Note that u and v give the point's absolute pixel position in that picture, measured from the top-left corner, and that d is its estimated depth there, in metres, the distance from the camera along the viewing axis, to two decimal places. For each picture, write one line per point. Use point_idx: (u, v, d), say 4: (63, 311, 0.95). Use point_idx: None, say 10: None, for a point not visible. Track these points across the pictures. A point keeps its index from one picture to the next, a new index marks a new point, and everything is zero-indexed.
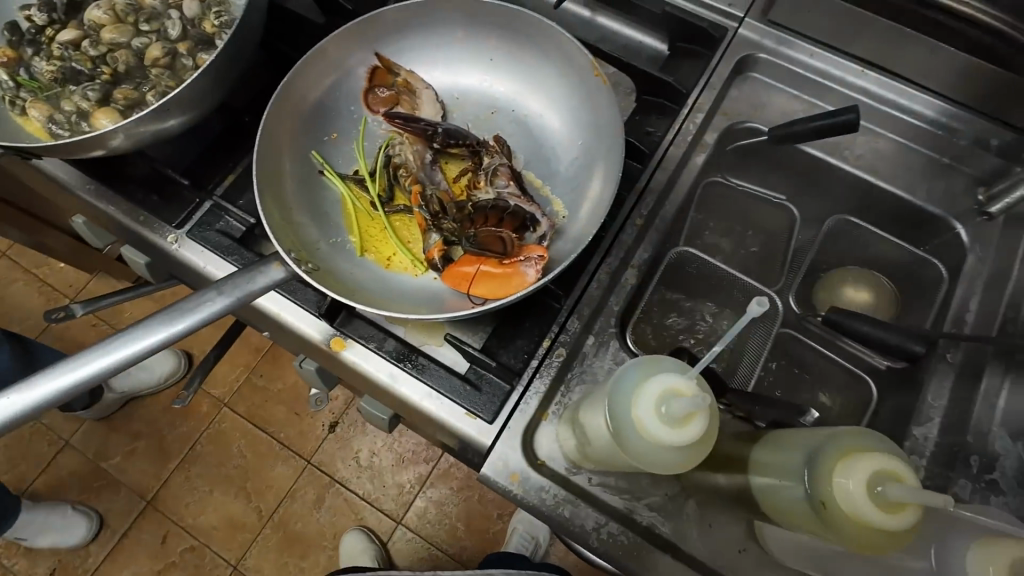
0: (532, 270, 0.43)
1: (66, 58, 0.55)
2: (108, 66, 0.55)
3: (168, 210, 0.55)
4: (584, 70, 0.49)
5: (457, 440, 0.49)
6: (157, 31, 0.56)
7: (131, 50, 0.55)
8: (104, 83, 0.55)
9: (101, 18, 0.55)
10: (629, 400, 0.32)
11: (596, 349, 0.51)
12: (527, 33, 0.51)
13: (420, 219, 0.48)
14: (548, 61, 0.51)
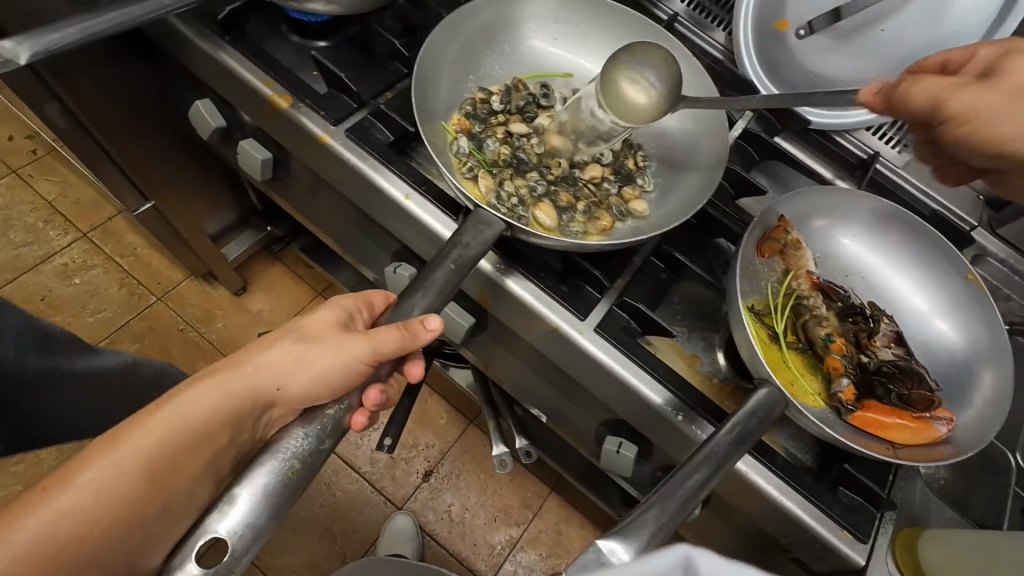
0: (946, 429, 0.54)
1: (513, 147, 0.65)
2: (551, 168, 0.64)
3: (577, 301, 0.61)
4: (945, 266, 0.63)
5: (824, 555, 0.58)
6: (590, 152, 0.67)
7: (568, 160, 0.66)
8: (544, 182, 0.63)
9: (550, 127, 0.67)
10: None
11: (911, 483, 0.64)
12: (894, 224, 0.64)
13: (833, 363, 0.58)
14: (910, 249, 0.64)
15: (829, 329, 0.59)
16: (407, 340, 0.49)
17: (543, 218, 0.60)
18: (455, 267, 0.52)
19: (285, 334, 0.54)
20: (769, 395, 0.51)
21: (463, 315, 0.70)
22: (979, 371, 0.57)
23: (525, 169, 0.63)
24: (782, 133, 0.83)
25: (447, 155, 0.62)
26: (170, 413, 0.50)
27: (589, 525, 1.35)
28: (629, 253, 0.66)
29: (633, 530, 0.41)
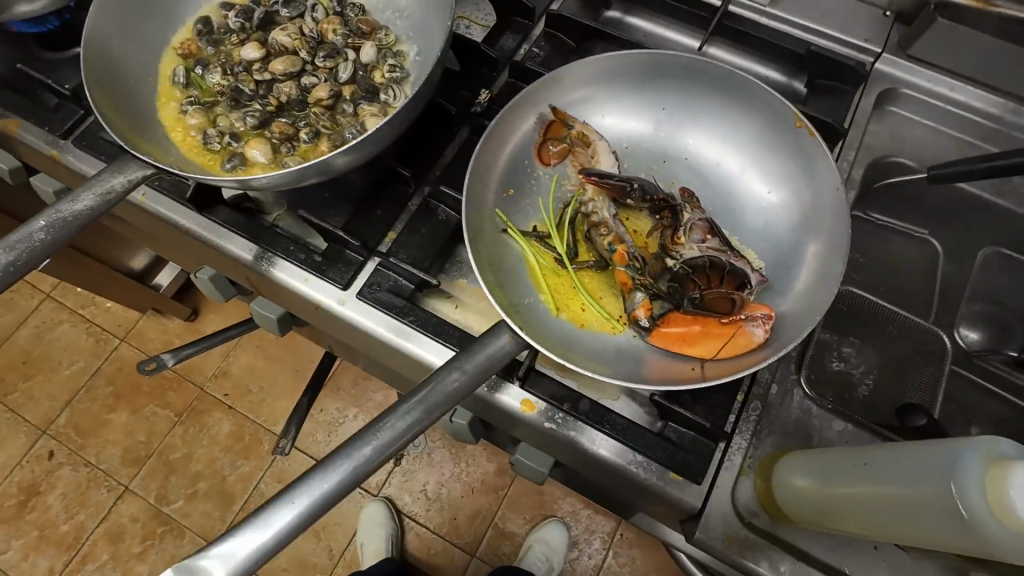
0: (762, 330, 0.42)
1: (238, 75, 0.56)
2: (275, 97, 0.54)
3: (334, 269, 0.54)
4: (777, 120, 0.49)
5: (658, 501, 0.48)
6: (329, 69, 0.55)
7: (298, 83, 0.55)
8: (266, 114, 0.54)
9: (283, 44, 0.55)
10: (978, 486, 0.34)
11: (782, 397, 0.51)
12: (703, 82, 0.51)
13: (622, 278, 0.46)
14: (733, 109, 0.50)
15: (612, 236, 0.48)
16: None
17: (255, 157, 0.53)
18: (45, 229, 0.40)
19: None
20: (507, 342, 0.41)
21: (269, 307, 0.63)
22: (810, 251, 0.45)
23: (241, 101, 0.54)
24: (617, 6, 0.69)
25: (156, 90, 0.55)
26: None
27: None
28: (403, 199, 0.57)
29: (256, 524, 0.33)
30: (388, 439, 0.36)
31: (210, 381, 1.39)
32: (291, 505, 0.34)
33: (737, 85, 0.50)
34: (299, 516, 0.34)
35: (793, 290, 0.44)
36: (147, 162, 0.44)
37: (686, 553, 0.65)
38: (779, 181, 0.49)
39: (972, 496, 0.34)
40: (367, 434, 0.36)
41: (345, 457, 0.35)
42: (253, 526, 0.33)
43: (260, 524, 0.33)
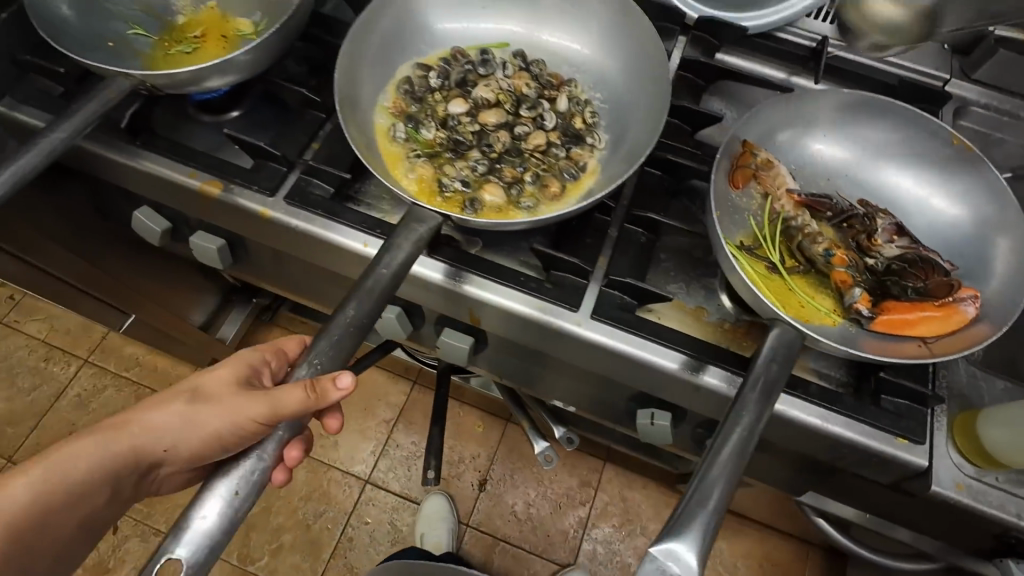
0: (973, 308, 0.51)
1: (451, 127, 0.61)
2: (492, 144, 0.59)
3: (565, 294, 0.59)
4: (924, 137, 0.60)
5: (882, 466, 0.56)
6: (534, 118, 0.61)
7: (511, 132, 0.60)
8: (487, 161, 0.59)
9: (489, 98, 0.61)
10: None
11: (951, 365, 0.61)
12: (858, 110, 0.62)
13: (841, 277, 0.55)
14: (882, 130, 0.61)
15: (825, 243, 0.57)
16: (309, 402, 0.43)
17: (488, 200, 0.57)
18: (387, 272, 0.49)
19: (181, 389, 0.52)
20: (790, 336, 0.49)
21: (460, 338, 0.69)
22: (987, 238, 0.56)
23: (463, 151, 0.59)
24: (721, 48, 0.79)
25: (380, 146, 0.60)
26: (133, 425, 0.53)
27: (649, 482, 1.38)
28: (602, 228, 0.63)
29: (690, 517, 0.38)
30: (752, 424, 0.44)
31: None
32: (713, 489, 0.40)
33: (888, 111, 0.61)
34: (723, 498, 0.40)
35: (978, 272, 0.55)
36: (441, 213, 0.53)
37: (812, 506, 0.82)
38: (931, 185, 0.60)
39: None
40: (734, 424, 0.43)
41: (730, 443, 0.42)
42: (696, 514, 0.39)
43: (702, 511, 0.39)
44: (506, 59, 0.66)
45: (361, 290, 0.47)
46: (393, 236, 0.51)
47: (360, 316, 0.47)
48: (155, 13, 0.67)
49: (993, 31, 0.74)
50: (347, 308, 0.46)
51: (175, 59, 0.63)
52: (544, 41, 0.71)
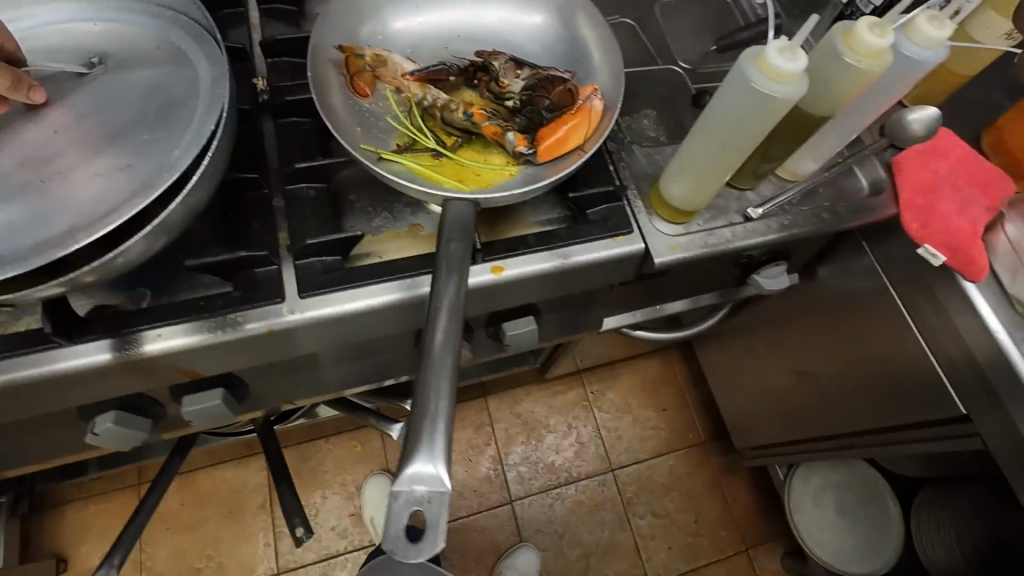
0: (598, 101, 0.55)
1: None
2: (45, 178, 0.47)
3: (259, 292, 0.52)
4: None
5: (619, 267, 0.62)
6: None
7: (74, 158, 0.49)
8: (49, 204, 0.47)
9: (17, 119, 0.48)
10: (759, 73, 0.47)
11: (628, 156, 0.68)
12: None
13: (491, 130, 0.55)
14: None
15: (463, 108, 0.56)
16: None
17: None
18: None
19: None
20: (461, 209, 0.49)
21: (203, 398, 0.59)
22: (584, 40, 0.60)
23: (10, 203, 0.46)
24: None
25: None
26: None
27: (530, 387, 1.43)
28: (266, 203, 0.56)
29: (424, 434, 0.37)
30: (451, 316, 0.42)
31: None
32: (433, 392, 0.38)
33: None
34: (451, 391, 0.39)
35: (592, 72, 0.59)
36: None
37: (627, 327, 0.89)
38: (530, 9, 0.62)
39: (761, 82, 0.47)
40: (434, 325, 0.42)
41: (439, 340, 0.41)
42: (427, 428, 0.37)
43: (429, 423, 0.37)
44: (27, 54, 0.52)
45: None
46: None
47: None
48: None
49: None
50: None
51: None
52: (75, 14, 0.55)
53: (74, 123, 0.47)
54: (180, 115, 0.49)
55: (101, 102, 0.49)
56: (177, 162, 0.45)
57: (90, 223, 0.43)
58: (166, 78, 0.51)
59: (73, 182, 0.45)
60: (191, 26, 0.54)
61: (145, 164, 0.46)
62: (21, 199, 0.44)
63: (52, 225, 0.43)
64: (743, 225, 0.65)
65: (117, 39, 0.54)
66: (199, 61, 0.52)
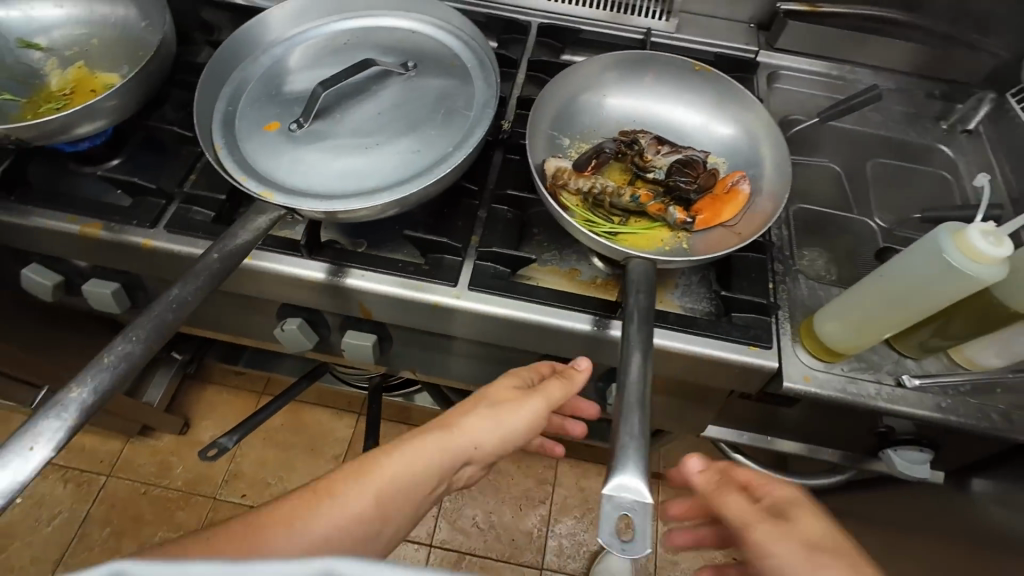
0: (747, 184, 0.65)
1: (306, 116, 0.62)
2: None
3: (442, 272, 0.64)
4: (680, 69, 0.71)
5: (746, 376, 0.63)
6: None
7: None
8: None
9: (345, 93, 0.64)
10: (954, 247, 0.49)
11: (793, 283, 0.70)
12: (651, 68, 0.72)
13: (656, 206, 0.64)
14: (654, 76, 0.72)
15: (630, 191, 0.63)
16: (568, 386, 0.53)
17: None
18: (218, 258, 0.49)
19: (472, 402, 0.50)
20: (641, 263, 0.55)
21: (360, 336, 0.73)
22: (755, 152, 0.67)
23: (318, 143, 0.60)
24: (567, 49, 0.90)
25: (232, 134, 0.61)
26: (376, 468, 0.43)
27: (603, 469, 1.40)
28: (473, 211, 0.69)
29: (628, 457, 0.41)
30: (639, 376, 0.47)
31: (223, 487, 1.32)
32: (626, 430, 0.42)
33: (646, 62, 0.71)
34: (641, 429, 0.43)
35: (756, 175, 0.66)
36: (282, 204, 0.54)
37: (726, 442, 0.89)
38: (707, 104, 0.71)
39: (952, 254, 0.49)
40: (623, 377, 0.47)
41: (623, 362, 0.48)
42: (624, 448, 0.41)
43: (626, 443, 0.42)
44: (364, 44, 0.68)
45: (190, 274, 0.47)
46: (232, 226, 0.52)
47: (186, 294, 0.46)
48: (22, 78, 0.72)
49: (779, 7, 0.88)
50: (170, 290, 0.46)
51: (46, 113, 0.69)
52: (407, 24, 0.70)
53: (384, 112, 0.62)
54: (455, 120, 0.61)
55: (407, 101, 0.63)
56: (453, 157, 0.58)
57: (381, 188, 0.57)
58: (453, 92, 0.64)
59: (378, 152, 0.59)
60: (481, 51, 0.66)
61: (430, 151, 0.59)
62: (337, 155, 0.59)
63: (356, 181, 0.57)
64: (891, 388, 0.63)
65: (424, 48, 0.68)
66: (479, 84, 0.64)
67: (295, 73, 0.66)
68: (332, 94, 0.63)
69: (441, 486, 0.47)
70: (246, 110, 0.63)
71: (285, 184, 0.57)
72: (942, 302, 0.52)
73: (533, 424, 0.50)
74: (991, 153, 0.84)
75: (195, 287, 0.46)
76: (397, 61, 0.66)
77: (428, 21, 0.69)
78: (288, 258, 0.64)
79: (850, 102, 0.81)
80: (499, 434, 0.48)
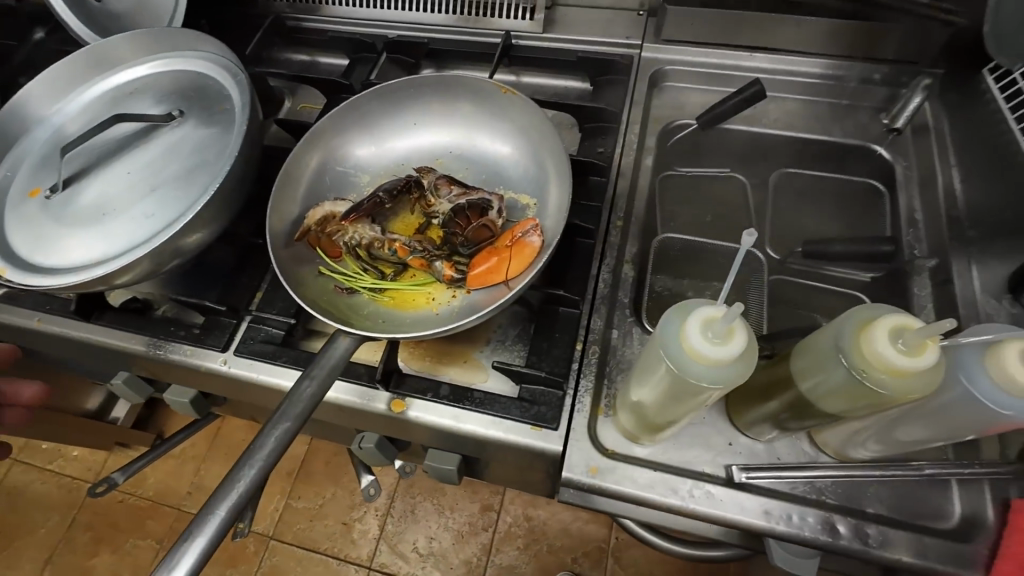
0: (536, 237, 0.54)
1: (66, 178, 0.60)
2: None
3: (211, 336, 0.61)
4: (487, 91, 0.61)
5: (534, 458, 0.53)
6: None
7: None
8: None
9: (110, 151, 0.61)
10: (676, 337, 0.35)
11: (622, 337, 0.59)
12: (441, 94, 0.63)
13: (418, 261, 0.57)
14: (461, 101, 0.63)
15: (392, 243, 0.57)
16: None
17: None
18: None
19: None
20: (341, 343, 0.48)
21: (182, 392, 0.69)
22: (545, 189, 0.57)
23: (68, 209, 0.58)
24: (424, 64, 0.82)
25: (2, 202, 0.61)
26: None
27: (553, 497, 1.32)
28: (266, 262, 0.65)
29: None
30: (240, 494, 0.41)
31: (187, 499, 1.40)
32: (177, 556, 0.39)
33: (449, 84, 0.62)
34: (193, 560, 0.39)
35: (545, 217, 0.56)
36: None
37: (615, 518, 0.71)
38: (516, 134, 0.61)
39: (671, 349, 0.35)
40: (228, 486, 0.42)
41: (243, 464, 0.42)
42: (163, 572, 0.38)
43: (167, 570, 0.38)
44: (145, 95, 0.65)
45: None
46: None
47: None
48: None
49: None
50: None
51: None
52: (191, 67, 0.66)
53: (137, 171, 0.58)
54: (201, 175, 0.57)
55: (163, 155, 0.59)
56: (179, 219, 0.53)
57: (106, 259, 0.54)
58: (210, 142, 0.59)
59: (115, 218, 0.56)
60: (248, 92, 0.61)
61: (164, 213, 0.55)
62: (80, 222, 0.57)
63: (88, 251, 0.55)
64: (714, 482, 0.50)
65: (200, 92, 0.63)
66: (238, 130, 0.59)
67: (76, 133, 0.64)
68: (95, 155, 0.60)
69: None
70: (21, 178, 0.62)
71: (25, 256, 0.56)
72: (705, 394, 0.43)
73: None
74: (935, 155, 0.65)
75: None
76: (168, 111, 0.63)
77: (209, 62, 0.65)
78: (69, 321, 0.63)
79: (723, 106, 0.68)
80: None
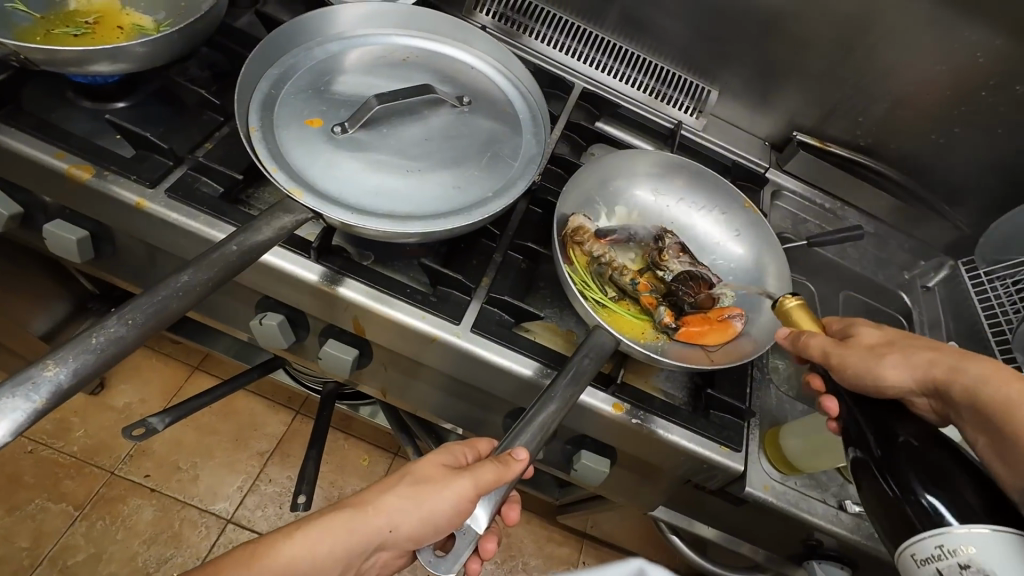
0: (740, 322, 0.66)
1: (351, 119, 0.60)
2: None
3: (447, 307, 0.64)
4: (731, 196, 0.75)
5: (712, 471, 0.66)
6: None
7: None
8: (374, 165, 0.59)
9: (395, 109, 0.63)
10: None
11: (765, 389, 0.75)
12: (693, 179, 0.77)
13: (649, 299, 0.66)
14: (703, 190, 0.77)
15: (631, 275, 0.66)
16: (503, 471, 0.47)
17: None
18: (237, 250, 0.46)
19: (396, 476, 0.49)
20: (604, 342, 0.57)
21: (342, 349, 0.70)
22: (764, 292, 0.70)
23: (357, 153, 0.58)
24: (602, 118, 0.93)
25: (269, 117, 0.58)
26: (274, 553, 0.44)
27: (533, 518, 1.39)
28: (488, 252, 0.70)
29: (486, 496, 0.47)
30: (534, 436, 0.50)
31: (124, 463, 1.20)
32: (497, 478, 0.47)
33: (700, 175, 0.76)
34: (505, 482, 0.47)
35: (757, 315, 0.68)
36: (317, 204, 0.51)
37: (667, 524, 0.91)
38: (737, 235, 0.75)
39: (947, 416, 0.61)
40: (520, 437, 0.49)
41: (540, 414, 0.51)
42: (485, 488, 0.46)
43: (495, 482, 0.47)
44: (423, 65, 0.68)
45: (206, 262, 0.44)
46: (256, 218, 0.49)
47: (197, 282, 0.43)
48: None
49: (795, 136, 0.97)
50: (180, 276, 0.42)
51: (59, 38, 0.62)
52: (468, 56, 0.70)
53: (432, 140, 0.62)
54: (499, 166, 0.62)
55: (455, 135, 0.63)
56: (491, 203, 0.58)
57: (413, 218, 0.55)
58: (501, 137, 0.64)
59: (418, 180, 0.58)
60: (536, 105, 0.67)
61: (468, 191, 0.59)
62: (376, 172, 0.58)
63: (389, 203, 0.56)
64: (837, 509, 0.68)
65: (480, 85, 0.68)
66: (528, 138, 0.65)
67: (347, 74, 0.64)
68: (383, 109, 0.62)
69: (350, 571, 0.48)
70: (287, 97, 0.60)
71: (315, 185, 0.55)
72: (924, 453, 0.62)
73: (458, 506, 0.46)
74: (942, 311, 0.95)
75: (207, 275, 0.44)
76: (453, 92, 0.66)
77: (488, 59, 0.70)
78: (284, 251, 0.62)
79: (834, 237, 0.88)
80: (417, 515, 0.46)
